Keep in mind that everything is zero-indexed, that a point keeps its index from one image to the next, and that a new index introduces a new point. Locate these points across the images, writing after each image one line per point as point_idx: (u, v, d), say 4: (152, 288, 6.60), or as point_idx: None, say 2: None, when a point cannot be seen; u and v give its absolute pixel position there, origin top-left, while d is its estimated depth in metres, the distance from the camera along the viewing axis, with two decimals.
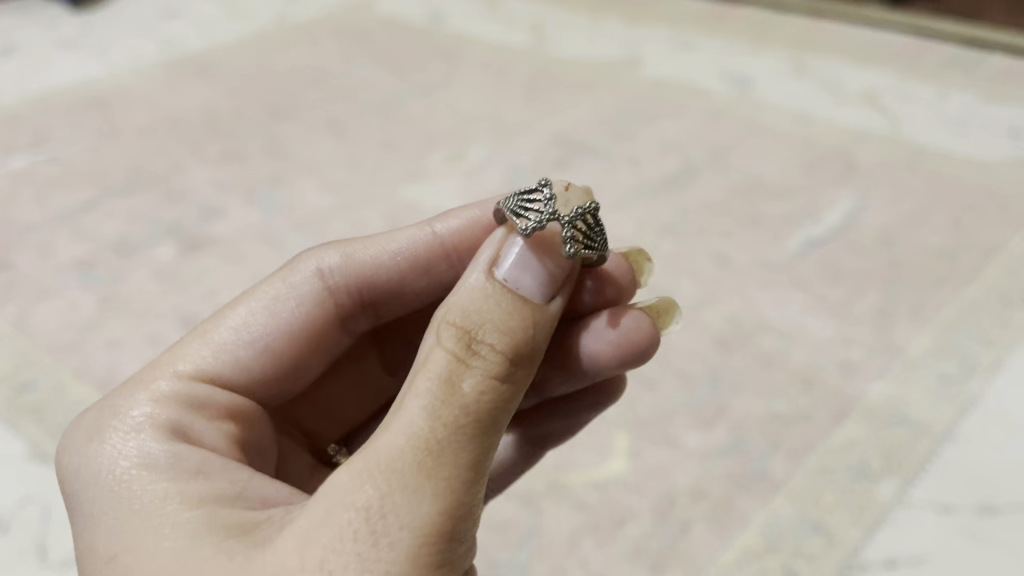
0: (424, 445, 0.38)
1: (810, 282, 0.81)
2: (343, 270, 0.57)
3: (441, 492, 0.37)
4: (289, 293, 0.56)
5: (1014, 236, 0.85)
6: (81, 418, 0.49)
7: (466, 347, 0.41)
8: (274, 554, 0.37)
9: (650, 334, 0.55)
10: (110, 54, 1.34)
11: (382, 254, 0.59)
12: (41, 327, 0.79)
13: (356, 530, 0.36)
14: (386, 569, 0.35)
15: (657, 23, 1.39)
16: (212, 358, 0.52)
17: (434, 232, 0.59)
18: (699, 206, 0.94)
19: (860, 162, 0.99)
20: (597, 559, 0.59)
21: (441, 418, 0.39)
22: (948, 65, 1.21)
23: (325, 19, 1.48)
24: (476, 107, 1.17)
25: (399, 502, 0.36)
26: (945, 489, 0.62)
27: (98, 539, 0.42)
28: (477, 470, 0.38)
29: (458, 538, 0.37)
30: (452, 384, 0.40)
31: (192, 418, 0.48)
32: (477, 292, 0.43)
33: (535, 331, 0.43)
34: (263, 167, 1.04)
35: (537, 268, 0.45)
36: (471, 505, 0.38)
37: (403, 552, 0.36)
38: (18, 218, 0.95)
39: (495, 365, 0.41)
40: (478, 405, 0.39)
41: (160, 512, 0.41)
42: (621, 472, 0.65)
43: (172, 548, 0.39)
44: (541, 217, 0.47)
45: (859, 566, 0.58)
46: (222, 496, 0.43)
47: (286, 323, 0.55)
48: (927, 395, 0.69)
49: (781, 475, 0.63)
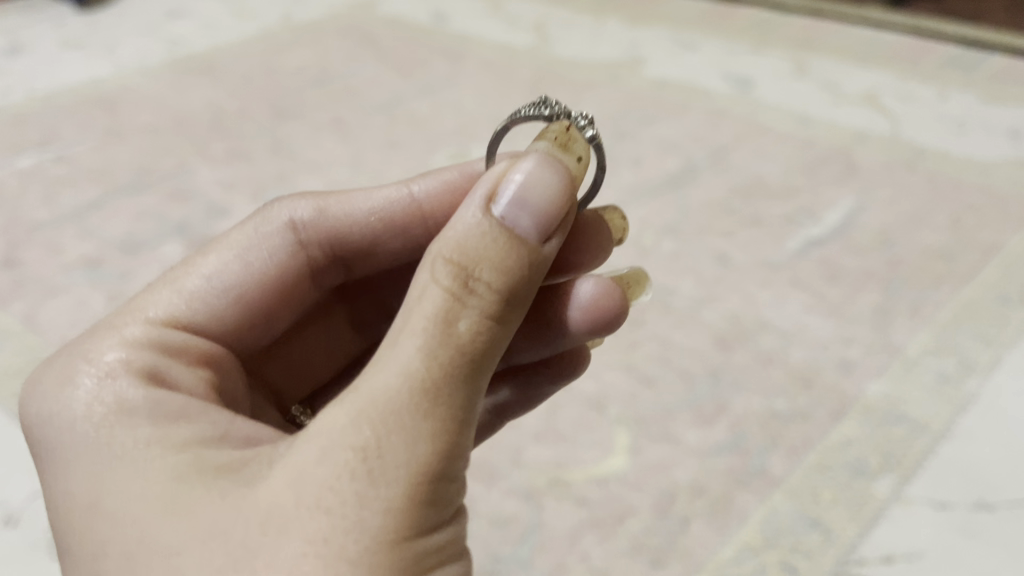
0: (421, 386, 0.38)
1: (809, 281, 0.82)
2: (314, 224, 0.59)
3: (437, 432, 0.38)
4: (261, 243, 0.57)
5: (1013, 236, 0.86)
6: (48, 363, 0.49)
7: (463, 283, 0.41)
8: (266, 489, 0.38)
9: (619, 302, 0.57)
10: (116, 54, 1.35)
11: (355, 211, 0.60)
12: (50, 323, 0.81)
13: (353, 469, 0.37)
14: (385, 506, 0.37)
15: (658, 23, 1.40)
16: (184, 305, 0.53)
17: (411, 193, 0.61)
18: (700, 206, 0.94)
19: (860, 162, 1.00)
20: (597, 554, 0.60)
21: (438, 359, 0.39)
22: (947, 65, 1.21)
23: (328, 18, 1.49)
24: (479, 106, 1.18)
25: (395, 442, 0.37)
26: (942, 486, 0.62)
27: (78, 486, 0.42)
28: (469, 409, 0.40)
29: (451, 476, 0.39)
30: (448, 324, 0.40)
31: (168, 364, 0.49)
32: (473, 228, 0.42)
33: (529, 272, 0.42)
34: (268, 167, 1.05)
35: (535, 206, 0.43)
36: (462, 444, 0.39)
37: (401, 489, 0.37)
38: (26, 216, 0.96)
39: (491, 304, 0.41)
40: (472, 345, 0.40)
41: (142, 457, 0.42)
42: (622, 468, 0.66)
43: (156, 490, 0.40)
44: (555, 110, 0.52)
45: (856, 562, 0.59)
46: (206, 438, 0.43)
47: (256, 273, 0.56)
48: (925, 393, 0.69)
49: (780, 472, 0.64)
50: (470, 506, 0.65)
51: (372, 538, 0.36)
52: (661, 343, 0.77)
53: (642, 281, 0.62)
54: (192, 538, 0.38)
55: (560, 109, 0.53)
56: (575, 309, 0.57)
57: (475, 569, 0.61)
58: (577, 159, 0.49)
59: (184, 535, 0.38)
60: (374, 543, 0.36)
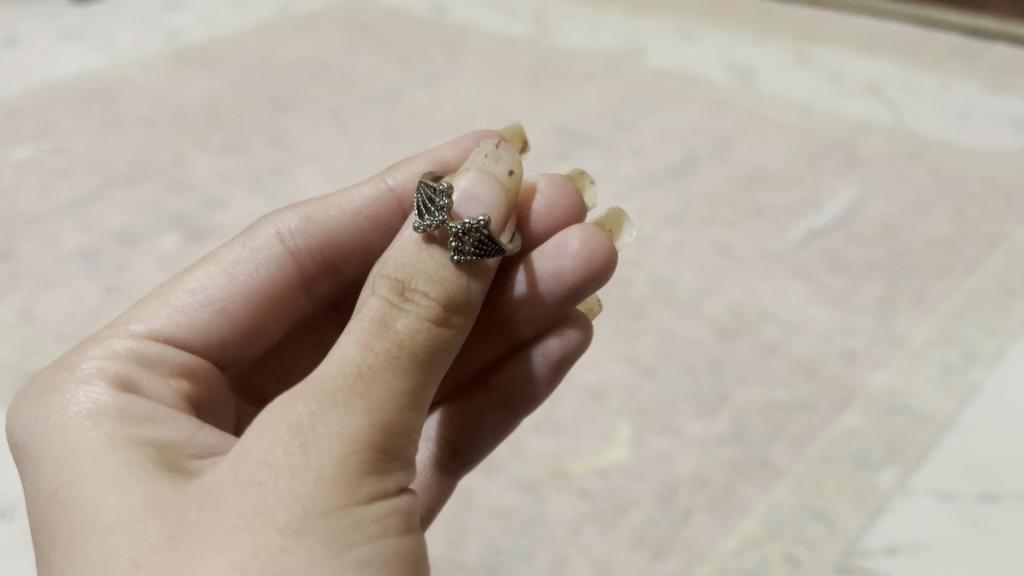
0: (357, 369, 0.38)
1: (812, 272, 0.81)
2: (302, 234, 0.57)
3: (372, 407, 0.38)
4: (249, 256, 0.56)
5: (1017, 226, 0.85)
6: (28, 383, 0.48)
7: (399, 292, 0.42)
8: (213, 472, 0.37)
9: (608, 248, 0.53)
10: (114, 45, 1.34)
11: (338, 213, 0.58)
12: (46, 316, 0.80)
13: (286, 444, 0.36)
14: (316, 475, 0.36)
15: (659, 13, 1.40)
16: (168, 319, 0.52)
17: (388, 185, 0.59)
18: (701, 196, 0.94)
19: (862, 152, 0.99)
20: (598, 546, 0.60)
21: (374, 349, 0.39)
22: (950, 55, 1.21)
23: (327, 9, 1.48)
24: (478, 97, 1.17)
25: (329, 415, 0.37)
26: (946, 478, 0.62)
27: (42, 477, 0.42)
28: (411, 395, 0.39)
29: (389, 454, 0.38)
30: (385, 324, 0.40)
31: (141, 372, 0.48)
32: (413, 251, 0.44)
33: (469, 285, 0.44)
34: (266, 158, 1.05)
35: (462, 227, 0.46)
36: (401, 425, 0.39)
37: (335, 459, 0.36)
38: (23, 209, 0.95)
39: (429, 310, 0.42)
40: (413, 341, 0.40)
41: (102, 448, 0.41)
42: (623, 459, 0.66)
43: (105, 472, 0.39)
44: (431, 222, 0.45)
45: (859, 553, 0.58)
46: (171, 442, 0.42)
47: (243, 285, 0.55)
48: (929, 384, 0.69)
49: (782, 463, 0.64)
50: (470, 498, 0.64)
51: (301, 507, 0.35)
52: (662, 335, 0.76)
53: (621, 221, 0.56)
54: (132, 517, 0.37)
55: (437, 218, 0.44)
56: (571, 256, 0.53)
57: (475, 561, 0.60)
58: (509, 172, 0.48)
59: (123, 515, 0.37)
60: (303, 511, 0.35)
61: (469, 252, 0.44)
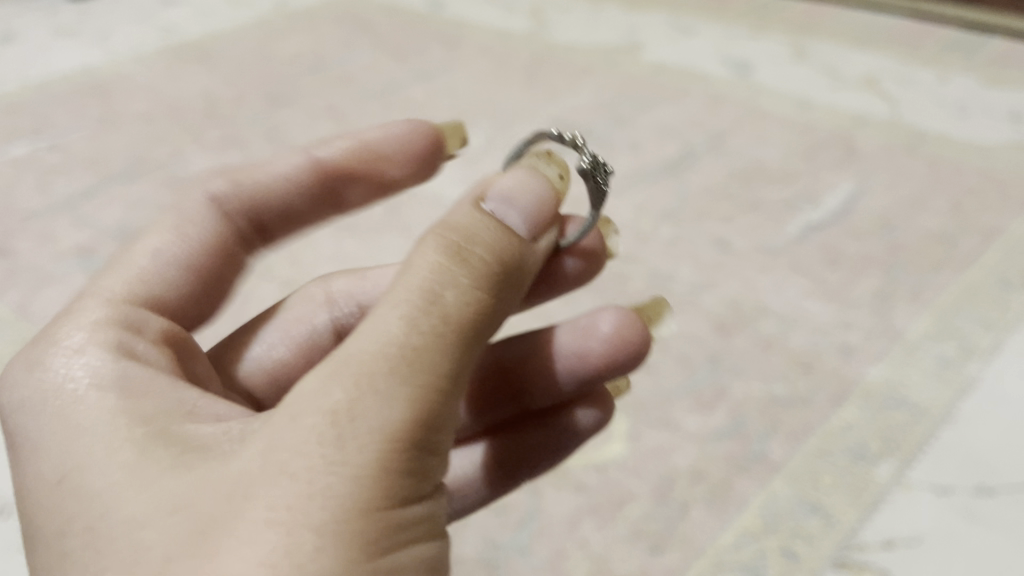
0: (400, 349, 0.36)
1: (809, 267, 0.81)
2: (234, 195, 0.57)
3: (415, 397, 0.35)
4: (191, 220, 0.55)
5: (1014, 219, 0.85)
6: (18, 359, 0.46)
7: (452, 256, 0.39)
8: (238, 460, 0.35)
9: (640, 334, 0.53)
10: (110, 41, 1.34)
11: (268, 178, 0.59)
12: (44, 313, 0.80)
13: (322, 434, 0.34)
14: (354, 472, 0.34)
15: (657, 7, 1.40)
16: (137, 283, 0.50)
17: (317, 154, 0.59)
18: (699, 191, 0.94)
19: (859, 146, 0.99)
20: (596, 541, 0.60)
21: (419, 327, 0.37)
22: (948, 49, 1.21)
23: (324, 5, 1.48)
24: (475, 93, 1.17)
25: (370, 403, 0.35)
26: (942, 472, 0.62)
27: (46, 462, 0.40)
28: (455, 377, 0.37)
29: (428, 448, 0.36)
30: (433, 298, 0.38)
31: (133, 341, 0.46)
32: (467, 220, 0.41)
33: (520, 257, 0.41)
34: (264, 154, 1.05)
35: (520, 206, 0.43)
36: (445, 414, 0.36)
37: (374, 455, 0.34)
38: (19, 205, 0.95)
39: (479, 283, 0.39)
40: (461, 317, 0.38)
41: (107, 430, 0.40)
42: (621, 454, 0.66)
43: (115, 458, 0.38)
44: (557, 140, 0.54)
45: (856, 547, 0.58)
46: (174, 413, 0.41)
47: (196, 245, 0.54)
48: (926, 378, 0.69)
49: (779, 457, 0.64)
50: None
51: (337, 505, 0.33)
52: None
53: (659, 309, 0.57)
54: (153, 510, 0.35)
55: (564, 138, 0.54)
56: (599, 339, 0.53)
57: (474, 556, 0.60)
58: (560, 176, 0.47)
59: (144, 508, 0.36)
60: (338, 510, 0.33)
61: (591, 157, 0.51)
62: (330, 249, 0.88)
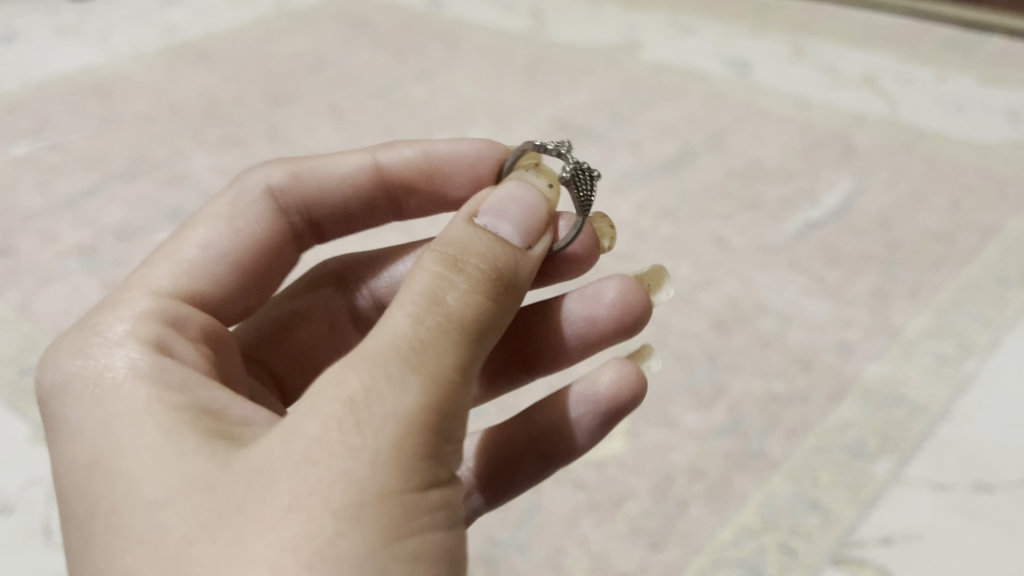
0: (409, 343, 0.36)
1: (808, 264, 0.82)
2: (290, 190, 0.56)
3: (427, 385, 0.36)
4: (241, 210, 0.54)
5: (1012, 217, 0.85)
6: (57, 340, 0.46)
7: (451, 264, 0.40)
8: (260, 447, 0.35)
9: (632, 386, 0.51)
10: (110, 41, 1.34)
11: (327, 178, 0.57)
12: (45, 311, 0.80)
13: (340, 421, 0.34)
14: (372, 457, 0.34)
15: (657, 7, 1.40)
16: (179, 276, 0.50)
17: (377, 160, 0.58)
18: (698, 189, 0.94)
19: (858, 144, 0.99)
20: (596, 538, 0.60)
21: (425, 324, 0.37)
22: (947, 47, 1.21)
23: (324, 4, 1.49)
24: (475, 91, 1.17)
25: (385, 390, 0.35)
26: (940, 468, 0.62)
27: (78, 443, 0.40)
28: (464, 370, 0.37)
29: (443, 436, 0.36)
30: (436, 298, 0.38)
31: (172, 337, 0.45)
32: (462, 233, 0.42)
33: (518, 264, 0.42)
34: (264, 153, 1.05)
35: (512, 219, 0.43)
36: (456, 405, 0.37)
37: (390, 440, 0.34)
38: (20, 204, 0.95)
39: (480, 284, 0.39)
40: (465, 315, 0.38)
41: (141, 417, 0.39)
42: (620, 451, 0.66)
43: (143, 440, 0.38)
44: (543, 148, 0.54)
45: (855, 543, 0.58)
46: (208, 408, 0.40)
47: (245, 240, 0.54)
48: (924, 375, 0.69)
49: (778, 454, 0.64)
50: None
51: (357, 490, 0.33)
52: (659, 327, 0.77)
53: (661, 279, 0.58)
54: (179, 493, 0.35)
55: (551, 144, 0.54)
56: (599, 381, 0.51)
57: (474, 553, 0.60)
58: (549, 185, 0.48)
59: (172, 491, 0.35)
60: (358, 495, 0.33)
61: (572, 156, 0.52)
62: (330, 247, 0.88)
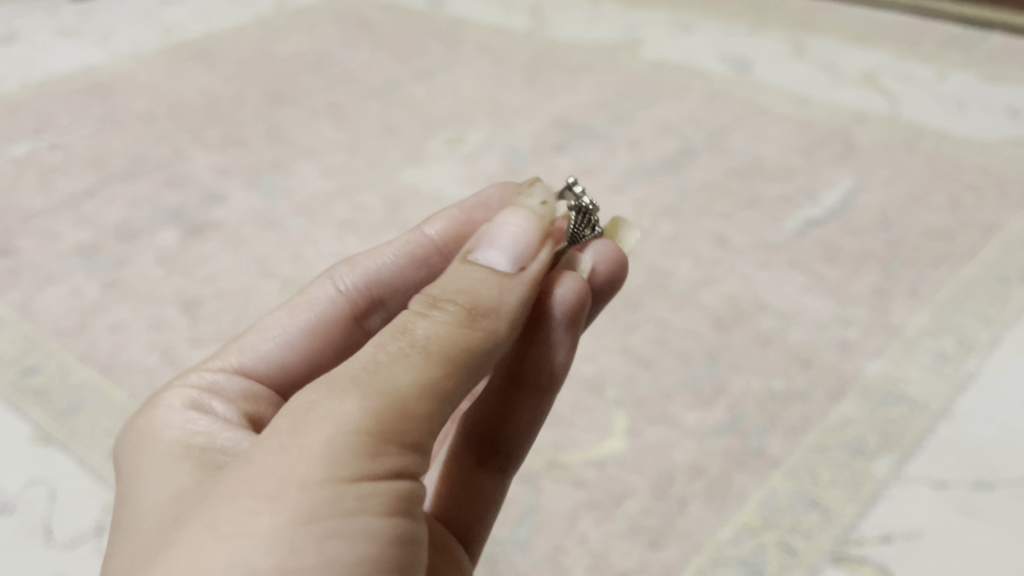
0: (366, 364, 0.35)
1: (808, 262, 0.82)
2: (357, 277, 0.55)
3: (370, 396, 0.33)
4: (308, 301, 0.54)
5: (1013, 214, 0.85)
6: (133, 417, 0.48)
7: (430, 304, 0.38)
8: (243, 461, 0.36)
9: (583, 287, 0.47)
10: (111, 41, 1.34)
11: (393, 262, 0.56)
12: (45, 312, 0.80)
13: (285, 425, 0.33)
14: (301, 453, 0.32)
15: (657, 5, 1.40)
16: (243, 356, 0.50)
17: (429, 232, 0.56)
18: (698, 188, 0.94)
19: (858, 142, 0.99)
20: (595, 536, 0.60)
21: (388, 349, 0.36)
22: (947, 45, 1.21)
23: (324, 3, 1.49)
24: (475, 90, 1.17)
25: (329, 400, 0.33)
26: (940, 467, 0.62)
27: (126, 485, 0.41)
28: (424, 385, 0.34)
29: (381, 441, 0.33)
30: (406, 329, 0.37)
31: (212, 396, 0.46)
32: (455, 274, 0.41)
33: (505, 298, 0.39)
34: (265, 153, 1.05)
35: (505, 246, 0.42)
36: (404, 418, 0.34)
37: (322, 441, 0.32)
38: (21, 205, 0.95)
39: (460, 318, 0.37)
40: (433, 341, 0.36)
41: (173, 457, 0.41)
42: (620, 450, 0.66)
43: (167, 471, 0.39)
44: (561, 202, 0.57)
45: (854, 542, 0.58)
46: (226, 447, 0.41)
47: (312, 325, 0.53)
48: (925, 374, 0.69)
49: (778, 452, 0.64)
50: None
51: (280, 478, 0.31)
52: (659, 325, 0.77)
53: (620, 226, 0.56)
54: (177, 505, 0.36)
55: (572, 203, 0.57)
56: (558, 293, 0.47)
57: None
58: (543, 203, 0.47)
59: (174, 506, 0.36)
60: (280, 481, 0.31)
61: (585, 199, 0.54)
62: (330, 247, 0.88)
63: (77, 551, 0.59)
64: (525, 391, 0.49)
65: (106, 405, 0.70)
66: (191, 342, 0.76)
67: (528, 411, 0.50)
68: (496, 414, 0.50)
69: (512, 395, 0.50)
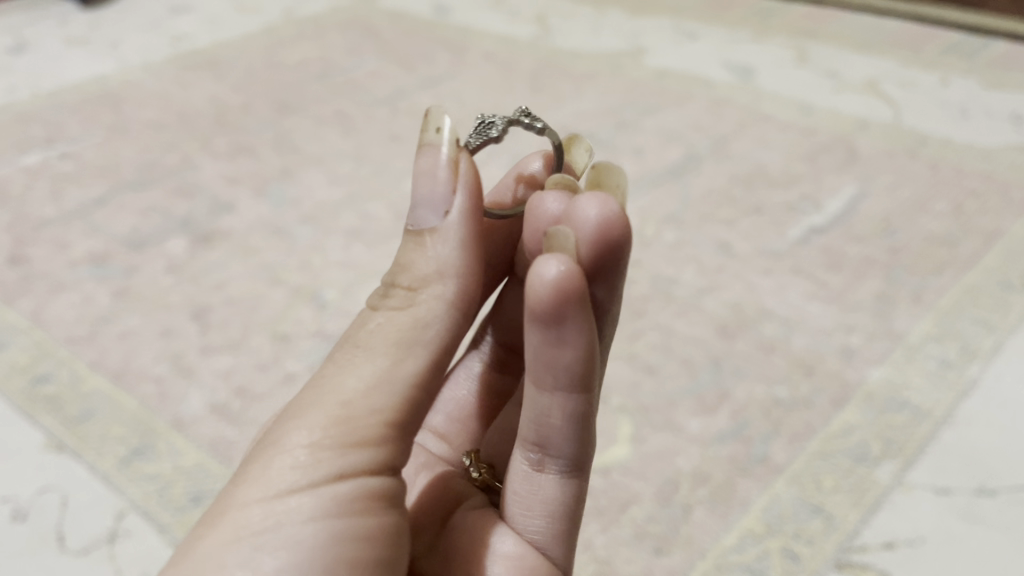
0: (320, 382, 0.40)
1: (811, 270, 0.82)
2: None
3: (318, 410, 0.39)
4: None
5: (1015, 221, 0.85)
6: None
7: (382, 296, 0.42)
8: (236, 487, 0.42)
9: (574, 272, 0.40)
10: (120, 50, 1.36)
11: None
12: (56, 320, 0.81)
13: (251, 452, 0.39)
14: (250, 477, 0.37)
15: (660, 13, 1.41)
16: None
17: None
18: (701, 195, 0.94)
19: (861, 149, 1.00)
20: (600, 543, 0.61)
21: (340, 359, 0.40)
22: (950, 51, 1.21)
23: (330, 12, 1.50)
24: (480, 99, 1.18)
25: (285, 424, 0.39)
26: (943, 473, 0.62)
27: None
28: (365, 386, 0.39)
29: (324, 449, 0.37)
30: (360, 332, 0.41)
31: None
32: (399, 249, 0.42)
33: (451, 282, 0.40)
34: (272, 162, 1.06)
35: (423, 195, 0.41)
36: (345, 420, 0.38)
37: (268, 465, 0.37)
38: (33, 213, 0.96)
39: (403, 307, 0.40)
40: (378, 337, 0.40)
41: None
42: (624, 457, 0.66)
43: None
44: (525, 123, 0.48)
45: (857, 548, 0.58)
46: None
47: None
48: (927, 380, 0.69)
49: (781, 459, 0.65)
50: None
51: (230, 502, 0.37)
52: (662, 332, 0.77)
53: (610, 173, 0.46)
54: None
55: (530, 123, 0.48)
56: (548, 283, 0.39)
57: None
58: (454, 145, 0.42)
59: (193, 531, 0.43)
60: (229, 505, 0.37)
61: (530, 117, 0.48)
62: (337, 255, 0.89)
63: (90, 557, 0.60)
64: (557, 395, 0.44)
65: (117, 414, 0.71)
66: (200, 350, 0.77)
67: (563, 415, 0.45)
68: (533, 419, 0.46)
69: (537, 400, 0.45)
